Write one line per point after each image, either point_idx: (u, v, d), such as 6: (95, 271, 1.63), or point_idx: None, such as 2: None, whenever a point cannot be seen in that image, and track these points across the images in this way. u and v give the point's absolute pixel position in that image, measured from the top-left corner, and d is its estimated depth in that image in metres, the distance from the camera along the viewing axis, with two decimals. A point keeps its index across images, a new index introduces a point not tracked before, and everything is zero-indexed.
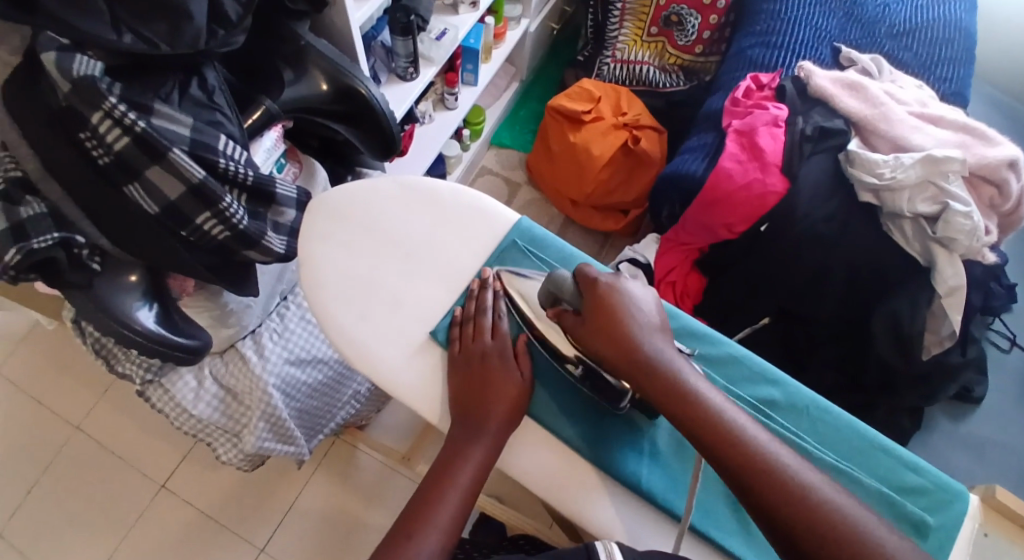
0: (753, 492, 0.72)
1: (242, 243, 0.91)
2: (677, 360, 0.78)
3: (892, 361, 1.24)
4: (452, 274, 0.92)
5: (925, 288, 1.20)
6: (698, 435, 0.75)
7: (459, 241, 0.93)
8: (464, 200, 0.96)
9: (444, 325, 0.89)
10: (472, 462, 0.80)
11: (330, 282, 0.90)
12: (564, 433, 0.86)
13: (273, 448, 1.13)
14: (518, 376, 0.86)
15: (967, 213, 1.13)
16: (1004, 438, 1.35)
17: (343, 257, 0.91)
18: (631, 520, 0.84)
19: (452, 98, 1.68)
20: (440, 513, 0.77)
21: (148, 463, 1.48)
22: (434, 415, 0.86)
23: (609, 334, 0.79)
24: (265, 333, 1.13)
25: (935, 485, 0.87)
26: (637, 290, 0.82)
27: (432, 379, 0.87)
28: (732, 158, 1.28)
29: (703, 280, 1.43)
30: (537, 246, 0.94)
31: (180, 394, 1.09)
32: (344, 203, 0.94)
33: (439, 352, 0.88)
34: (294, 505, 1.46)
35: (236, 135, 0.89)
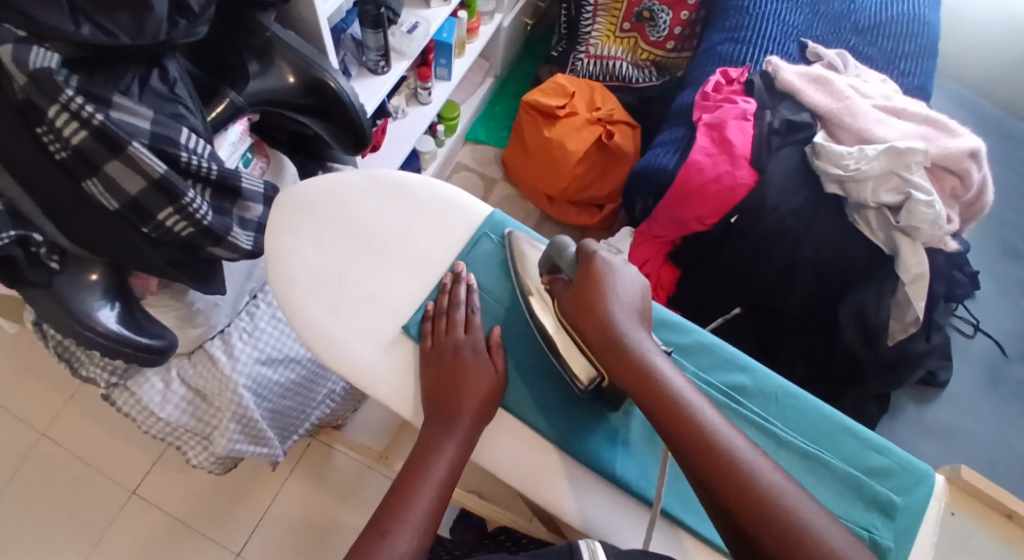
0: (700, 472, 0.73)
1: (207, 240, 0.89)
2: (649, 344, 0.80)
3: (859, 349, 1.27)
4: (424, 268, 0.93)
5: (889, 278, 1.23)
6: (655, 414, 0.77)
7: (432, 236, 0.94)
8: (438, 194, 0.96)
9: (416, 321, 0.89)
10: (446, 458, 0.81)
11: (300, 277, 0.90)
12: (534, 421, 0.88)
13: (246, 449, 1.14)
14: (490, 368, 0.87)
15: (928, 203, 1.16)
16: (968, 421, 1.38)
17: (314, 251, 0.91)
18: (602, 510, 0.85)
19: (424, 93, 1.68)
20: (414, 510, 0.78)
21: (120, 465, 1.47)
22: (407, 410, 0.87)
23: (589, 305, 0.80)
24: (234, 332, 1.13)
25: (902, 466, 0.89)
26: (628, 271, 0.84)
27: (405, 372, 0.88)
28: (702, 151, 1.29)
29: (676, 271, 1.46)
30: (511, 241, 0.95)
31: (147, 397, 1.09)
32: (314, 196, 0.94)
33: (412, 346, 0.89)
34: (269, 509, 1.47)
35: (198, 128, 0.88)
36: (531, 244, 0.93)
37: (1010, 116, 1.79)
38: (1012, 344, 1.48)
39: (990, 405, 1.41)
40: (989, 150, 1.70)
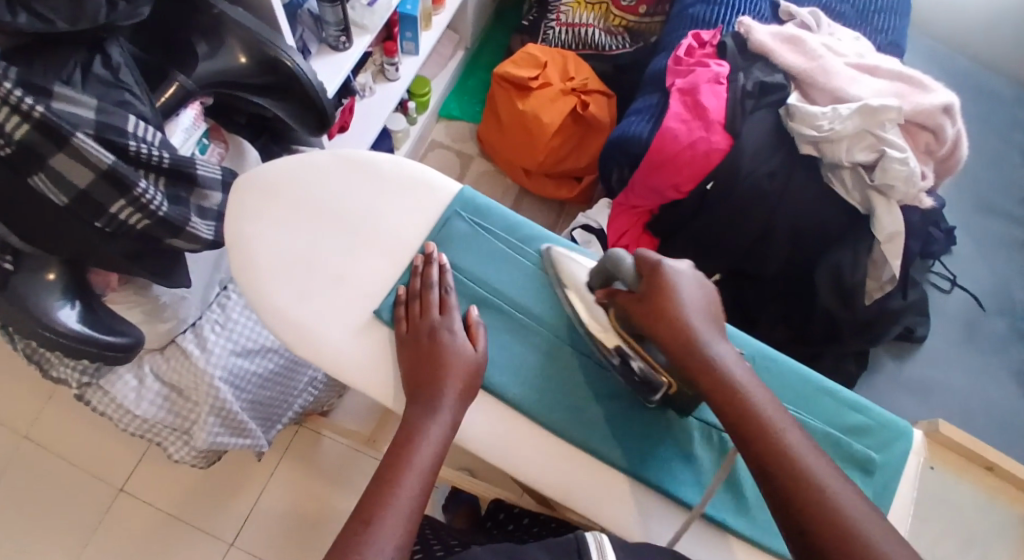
0: (785, 493, 0.72)
1: (165, 232, 0.86)
2: (728, 356, 0.79)
3: (836, 309, 1.27)
4: (394, 248, 0.91)
5: (866, 237, 1.23)
6: (737, 430, 0.76)
7: (402, 214, 0.92)
8: (406, 172, 0.94)
9: (388, 304, 0.88)
10: (431, 442, 0.79)
11: (265, 262, 0.88)
12: (512, 397, 0.87)
13: (228, 441, 1.13)
14: (470, 349, 0.85)
15: (903, 159, 1.15)
16: (946, 376, 1.39)
17: (277, 236, 0.89)
18: (585, 483, 0.85)
19: (391, 68, 1.69)
20: (399, 500, 0.75)
21: (102, 465, 1.46)
22: (385, 396, 0.85)
23: (666, 317, 0.79)
24: (206, 324, 1.11)
25: (877, 423, 0.89)
26: (698, 280, 0.83)
27: (380, 358, 0.86)
28: (676, 117, 1.27)
29: (656, 241, 1.44)
30: (481, 216, 0.94)
31: (121, 394, 1.08)
32: (276, 178, 0.92)
33: (384, 330, 0.87)
34: (259, 500, 1.46)
35: (148, 116, 0.86)
36: (573, 259, 0.92)
37: (981, 70, 1.79)
38: (988, 298, 1.49)
39: (967, 359, 1.42)
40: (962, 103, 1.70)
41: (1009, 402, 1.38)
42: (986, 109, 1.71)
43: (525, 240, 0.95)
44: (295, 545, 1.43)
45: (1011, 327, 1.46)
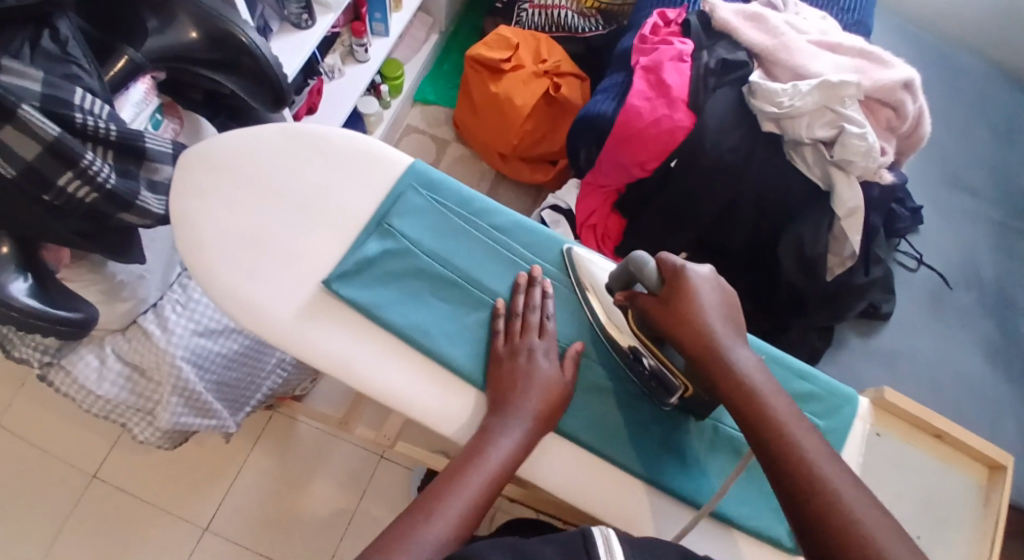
0: (798, 496, 0.74)
1: (114, 207, 0.86)
2: (748, 362, 0.81)
3: (797, 282, 1.30)
4: (346, 223, 0.91)
5: (827, 210, 1.25)
6: (752, 433, 0.79)
7: (353, 188, 0.92)
8: (357, 145, 0.94)
9: (337, 277, 0.88)
10: (502, 450, 0.80)
11: (212, 237, 0.88)
12: (470, 373, 0.87)
13: (192, 422, 1.13)
14: (558, 376, 0.86)
15: (861, 135, 1.17)
16: (912, 350, 1.41)
17: (225, 211, 0.89)
18: (578, 473, 0.89)
19: (361, 49, 1.70)
20: (458, 499, 0.76)
21: (74, 453, 1.49)
22: (335, 370, 0.85)
23: (687, 322, 0.82)
24: (167, 305, 1.11)
25: (826, 391, 0.91)
26: (718, 285, 0.85)
27: (330, 332, 0.87)
28: (640, 95, 1.28)
29: (623, 220, 1.45)
30: (434, 190, 0.94)
31: (82, 374, 1.07)
32: (226, 154, 0.91)
33: (332, 301, 0.88)
34: (235, 482, 1.50)
35: (96, 90, 0.86)
36: (595, 261, 0.94)
37: (952, 48, 1.79)
38: (956, 274, 1.50)
39: (934, 334, 1.44)
40: (931, 81, 1.71)
41: (974, 375, 1.40)
42: (955, 86, 1.71)
43: (480, 212, 0.95)
44: (271, 525, 1.48)
45: (978, 302, 1.47)
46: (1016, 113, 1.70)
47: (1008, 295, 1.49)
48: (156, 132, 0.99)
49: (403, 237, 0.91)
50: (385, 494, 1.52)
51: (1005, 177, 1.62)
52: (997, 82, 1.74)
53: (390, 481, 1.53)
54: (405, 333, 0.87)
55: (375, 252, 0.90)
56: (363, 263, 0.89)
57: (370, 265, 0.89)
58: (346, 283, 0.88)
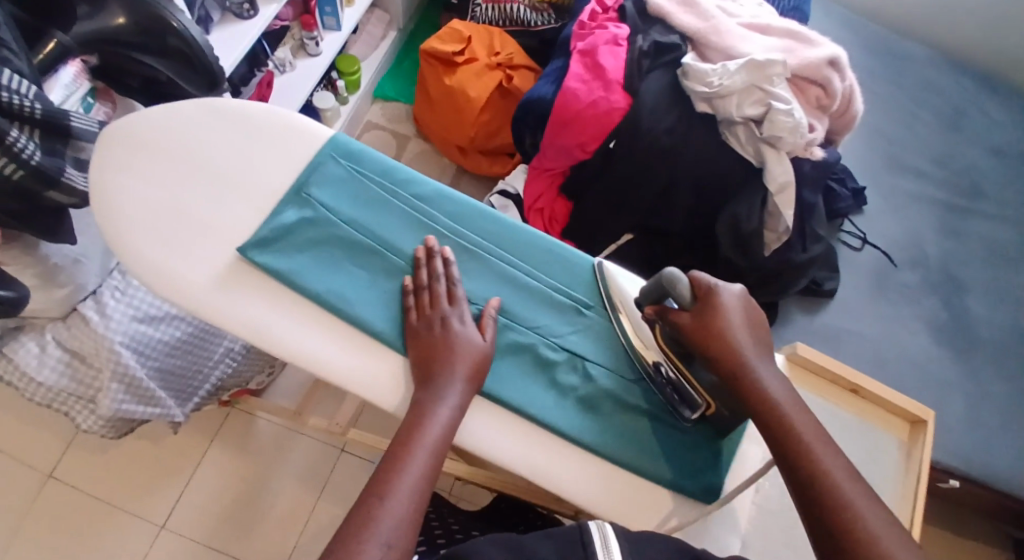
0: (818, 504, 0.77)
1: (39, 184, 0.88)
2: (772, 377, 0.85)
3: (735, 259, 1.34)
4: (262, 193, 0.93)
5: (759, 190, 1.30)
6: (777, 445, 0.81)
7: (270, 161, 0.94)
8: (275, 120, 0.96)
9: (251, 244, 0.89)
10: (441, 422, 0.83)
11: (128, 207, 0.90)
12: (388, 336, 0.89)
13: (135, 410, 1.15)
14: (480, 340, 0.89)
15: (788, 111, 1.22)
16: (857, 328, 1.44)
17: (142, 184, 0.91)
18: (536, 452, 0.88)
19: (311, 43, 1.73)
20: (409, 475, 0.78)
21: (31, 453, 1.50)
22: (253, 336, 0.87)
23: (719, 336, 0.85)
24: (106, 292, 1.12)
25: None
26: (748, 305, 0.89)
27: (246, 298, 0.88)
28: (577, 78, 1.33)
29: (570, 204, 1.48)
30: (353, 160, 0.97)
31: (24, 361, 1.09)
32: (143, 130, 0.93)
33: (248, 269, 0.90)
34: (192, 478, 1.51)
35: (25, 72, 0.88)
36: (622, 278, 0.97)
37: (899, 35, 1.83)
38: (899, 252, 1.54)
39: (878, 312, 1.47)
40: (878, 65, 1.74)
41: (918, 348, 1.43)
42: (899, 73, 1.74)
43: (399, 182, 0.97)
44: (228, 518, 1.49)
45: (922, 279, 1.51)
46: (961, 98, 1.73)
47: (954, 273, 1.52)
48: (87, 114, 1.05)
49: (320, 206, 0.94)
50: (344, 488, 1.53)
51: (951, 160, 1.64)
52: (942, 68, 1.77)
53: (349, 475, 1.54)
54: (322, 297, 0.89)
55: (292, 219, 0.92)
56: (280, 229, 0.91)
57: (288, 232, 0.91)
58: (261, 250, 0.90)
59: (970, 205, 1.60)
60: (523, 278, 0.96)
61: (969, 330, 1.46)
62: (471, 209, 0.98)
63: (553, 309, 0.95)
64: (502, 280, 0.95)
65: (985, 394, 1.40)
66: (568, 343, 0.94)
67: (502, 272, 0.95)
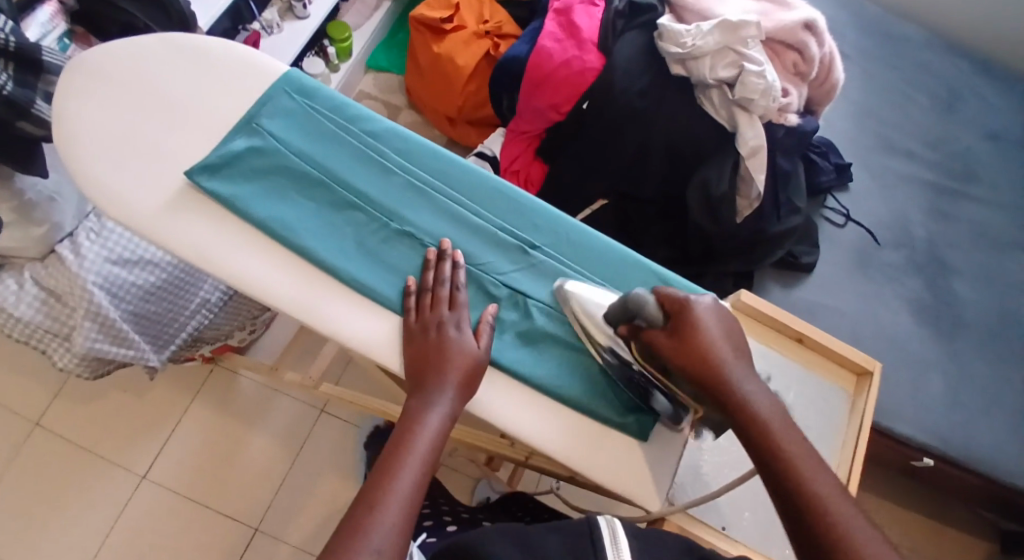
0: (807, 528, 0.75)
1: (12, 115, 0.97)
2: (758, 391, 0.82)
3: (706, 226, 1.36)
4: (214, 123, 0.95)
5: (731, 154, 1.32)
6: (765, 462, 0.79)
7: (225, 93, 0.97)
8: (233, 55, 0.99)
9: (198, 168, 0.91)
10: (432, 429, 0.83)
11: (84, 130, 0.93)
12: (327, 262, 0.90)
13: (108, 349, 1.17)
14: (473, 346, 0.89)
15: (760, 73, 1.23)
16: (837, 303, 1.43)
17: (98, 109, 0.94)
18: (501, 395, 0.90)
19: (299, 6, 1.75)
20: (400, 482, 0.79)
21: (19, 401, 1.53)
22: (194, 256, 0.89)
23: (700, 347, 0.83)
24: (82, 233, 1.15)
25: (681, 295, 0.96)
26: (721, 316, 0.86)
27: (191, 222, 0.90)
28: (552, 37, 1.40)
29: (546, 167, 1.51)
30: (307, 96, 0.99)
31: (2, 296, 1.13)
32: (104, 61, 0.96)
33: (195, 194, 0.91)
34: (174, 432, 1.53)
35: (3, 8, 0.96)
36: (585, 289, 0.93)
37: (896, 16, 1.82)
38: (884, 231, 1.53)
39: (859, 289, 1.46)
40: (870, 42, 1.73)
41: (897, 326, 1.43)
42: (894, 54, 1.73)
43: (351, 119, 0.99)
44: (206, 472, 1.51)
45: (906, 259, 1.50)
46: (957, 82, 1.72)
47: (941, 255, 1.51)
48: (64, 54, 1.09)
49: (270, 136, 0.96)
50: (323, 448, 1.55)
51: (942, 141, 1.64)
52: (939, 51, 1.76)
53: (327, 437, 1.56)
54: (266, 223, 0.91)
55: (241, 147, 0.94)
56: (228, 157, 0.93)
57: (236, 160, 0.93)
58: (208, 175, 0.91)
59: (961, 188, 1.59)
60: (468, 216, 0.97)
61: (953, 312, 1.46)
62: (420, 146, 0.99)
63: (497, 247, 0.96)
64: (448, 217, 0.96)
65: (964, 376, 1.40)
66: (511, 281, 0.95)
67: (448, 209, 0.96)
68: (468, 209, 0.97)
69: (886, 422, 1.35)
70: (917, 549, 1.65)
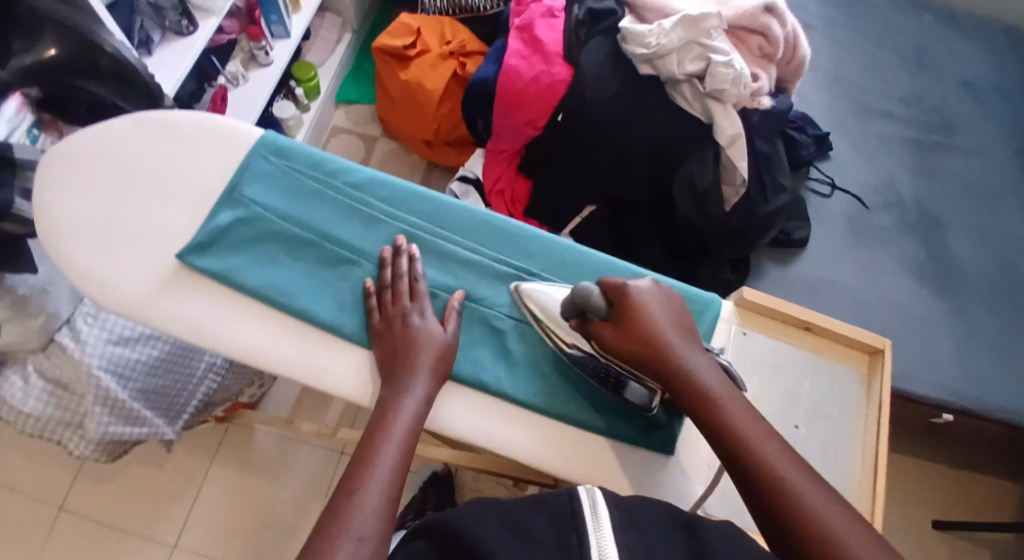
0: (766, 511, 0.77)
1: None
2: (703, 364, 0.86)
3: (695, 219, 1.36)
4: (199, 199, 0.96)
5: (710, 144, 1.32)
6: (726, 452, 0.81)
7: (204, 165, 0.97)
8: (205, 124, 0.99)
9: (189, 249, 0.92)
10: (407, 413, 0.85)
11: (69, 224, 0.93)
12: (326, 322, 0.91)
13: (122, 431, 1.18)
14: (440, 332, 0.92)
15: (727, 63, 1.24)
16: (832, 274, 1.44)
17: (79, 201, 0.94)
18: (508, 425, 0.93)
19: (261, 53, 1.74)
20: (380, 467, 0.80)
21: (43, 487, 1.52)
22: (196, 336, 0.90)
23: (643, 338, 0.87)
24: (79, 318, 1.15)
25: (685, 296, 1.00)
26: (659, 296, 0.91)
27: (188, 301, 0.91)
28: (518, 54, 1.39)
29: (530, 182, 1.52)
30: (283, 156, 0.99)
31: (9, 394, 1.13)
32: (77, 150, 0.96)
33: (190, 274, 0.92)
34: (198, 496, 1.53)
35: None
36: (539, 288, 0.96)
37: None
38: (871, 195, 1.53)
39: (855, 257, 1.46)
40: (832, 8, 1.73)
41: (897, 290, 1.43)
42: (860, 18, 1.73)
43: (331, 172, 1.00)
44: (234, 531, 1.50)
45: (896, 220, 1.50)
46: (923, 36, 1.72)
47: (931, 212, 1.51)
48: (33, 145, 1.11)
49: (253, 204, 0.96)
50: None
51: (916, 99, 1.64)
52: (906, 9, 1.76)
53: None
54: (263, 292, 0.92)
55: (227, 221, 0.95)
56: (215, 233, 0.93)
57: (223, 234, 0.94)
58: (200, 254, 0.92)
59: (941, 141, 1.59)
60: (461, 253, 0.99)
61: (952, 267, 1.46)
62: (406, 191, 1.01)
63: (494, 279, 0.98)
64: (441, 259, 0.98)
65: (970, 328, 1.40)
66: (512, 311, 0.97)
67: (439, 249, 0.99)
68: (459, 246, 0.99)
69: (898, 386, 1.35)
70: (950, 502, 1.65)
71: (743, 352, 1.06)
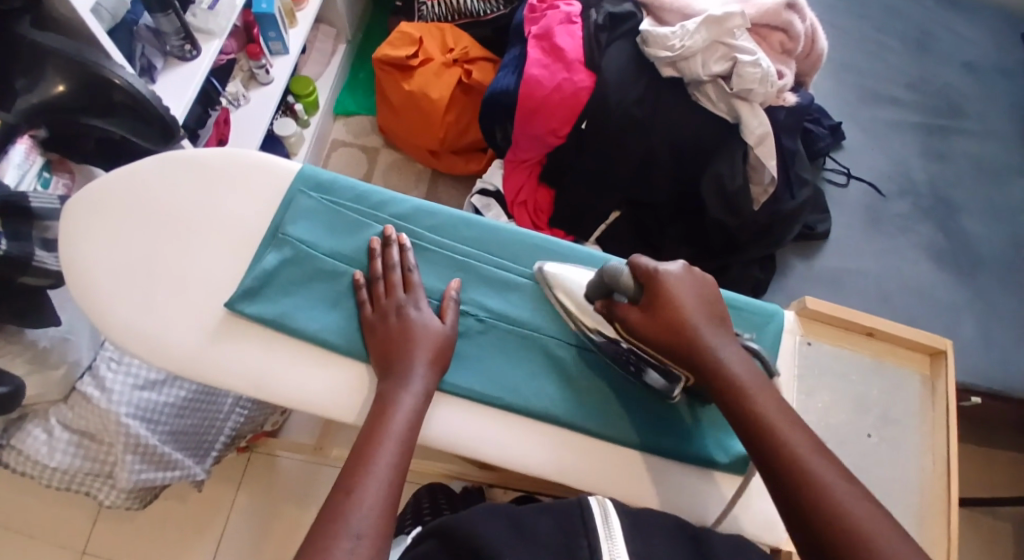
0: (791, 496, 0.74)
1: (11, 270, 0.95)
2: (729, 353, 0.83)
3: (725, 218, 1.33)
4: (239, 242, 0.95)
5: (737, 143, 1.28)
6: (758, 436, 0.78)
7: (240, 205, 0.96)
8: (237, 162, 0.97)
9: (239, 297, 0.91)
10: (405, 409, 0.84)
11: (107, 275, 0.92)
12: None
13: (154, 476, 1.14)
14: (439, 325, 0.91)
15: (754, 62, 1.21)
16: (857, 265, 1.40)
17: (116, 250, 0.93)
18: (571, 454, 0.92)
19: (261, 71, 1.68)
20: (379, 463, 0.80)
21: (63, 533, 1.44)
22: (254, 386, 0.89)
23: (669, 330, 0.84)
24: (102, 364, 1.11)
25: (750, 311, 1.00)
26: (686, 275, 0.88)
27: (239, 350, 0.90)
28: (538, 63, 1.34)
29: (552, 191, 1.48)
30: (327, 191, 0.98)
31: (33, 449, 1.09)
32: (105, 197, 0.95)
33: (239, 321, 0.91)
34: (224, 530, 1.46)
35: None
36: (559, 276, 0.96)
37: None
38: (888, 183, 1.49)
39: (882, 246, 1.42)
40: None
41: (925, 279, 1.39)
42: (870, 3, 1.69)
43: (377, 205, 0.99)
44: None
45: (916, 206, 1.46)
46: (935, 17, 1.68)
47: (951, 195, 1.48)
48: (45, 189, 1.06)
49: (299, 243, 0.95)
50: None
51: (929, 83, 1.59)
52: None
53: None
54: (316, 336, 0.91)
55: (274, 263, 0.93)
56: (264, 277, 0.92)
57: (272, 277, 0.93)
58: (248, 300, 0.91)
59: (952, 124, 1.55)
60: (514, 278, 0.98)
61: (973, 251, 1.42)
62: (453, 219, 1.00)
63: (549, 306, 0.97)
64: (495, 286, 0.97)
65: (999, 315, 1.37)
66: (569, 337, 0.96)
67: (493, 276, 0.98)
68: (511, 272, 0.98)
69: None
70: (980, 482, 1.62)
71: (807, 362, 1.10)
